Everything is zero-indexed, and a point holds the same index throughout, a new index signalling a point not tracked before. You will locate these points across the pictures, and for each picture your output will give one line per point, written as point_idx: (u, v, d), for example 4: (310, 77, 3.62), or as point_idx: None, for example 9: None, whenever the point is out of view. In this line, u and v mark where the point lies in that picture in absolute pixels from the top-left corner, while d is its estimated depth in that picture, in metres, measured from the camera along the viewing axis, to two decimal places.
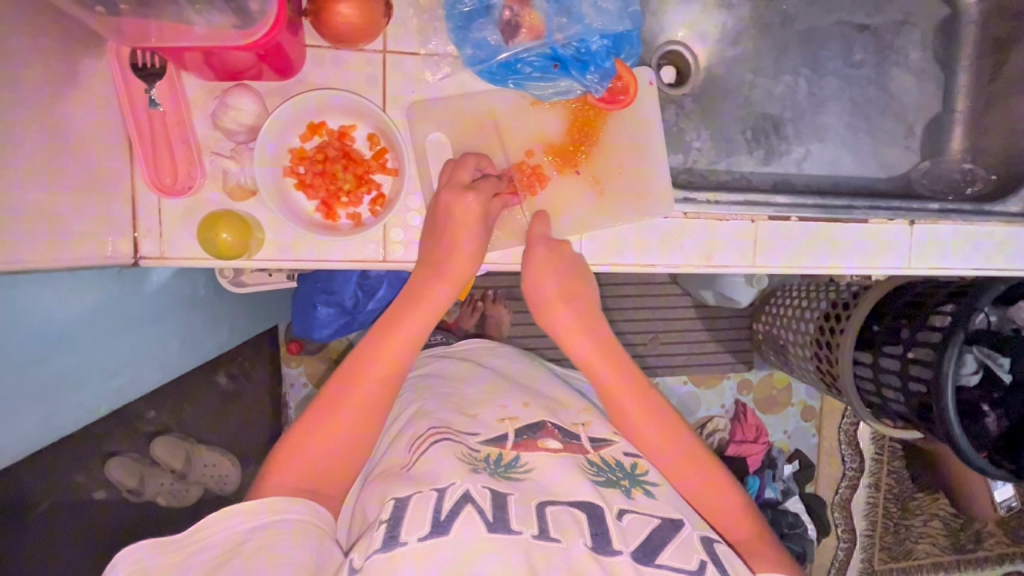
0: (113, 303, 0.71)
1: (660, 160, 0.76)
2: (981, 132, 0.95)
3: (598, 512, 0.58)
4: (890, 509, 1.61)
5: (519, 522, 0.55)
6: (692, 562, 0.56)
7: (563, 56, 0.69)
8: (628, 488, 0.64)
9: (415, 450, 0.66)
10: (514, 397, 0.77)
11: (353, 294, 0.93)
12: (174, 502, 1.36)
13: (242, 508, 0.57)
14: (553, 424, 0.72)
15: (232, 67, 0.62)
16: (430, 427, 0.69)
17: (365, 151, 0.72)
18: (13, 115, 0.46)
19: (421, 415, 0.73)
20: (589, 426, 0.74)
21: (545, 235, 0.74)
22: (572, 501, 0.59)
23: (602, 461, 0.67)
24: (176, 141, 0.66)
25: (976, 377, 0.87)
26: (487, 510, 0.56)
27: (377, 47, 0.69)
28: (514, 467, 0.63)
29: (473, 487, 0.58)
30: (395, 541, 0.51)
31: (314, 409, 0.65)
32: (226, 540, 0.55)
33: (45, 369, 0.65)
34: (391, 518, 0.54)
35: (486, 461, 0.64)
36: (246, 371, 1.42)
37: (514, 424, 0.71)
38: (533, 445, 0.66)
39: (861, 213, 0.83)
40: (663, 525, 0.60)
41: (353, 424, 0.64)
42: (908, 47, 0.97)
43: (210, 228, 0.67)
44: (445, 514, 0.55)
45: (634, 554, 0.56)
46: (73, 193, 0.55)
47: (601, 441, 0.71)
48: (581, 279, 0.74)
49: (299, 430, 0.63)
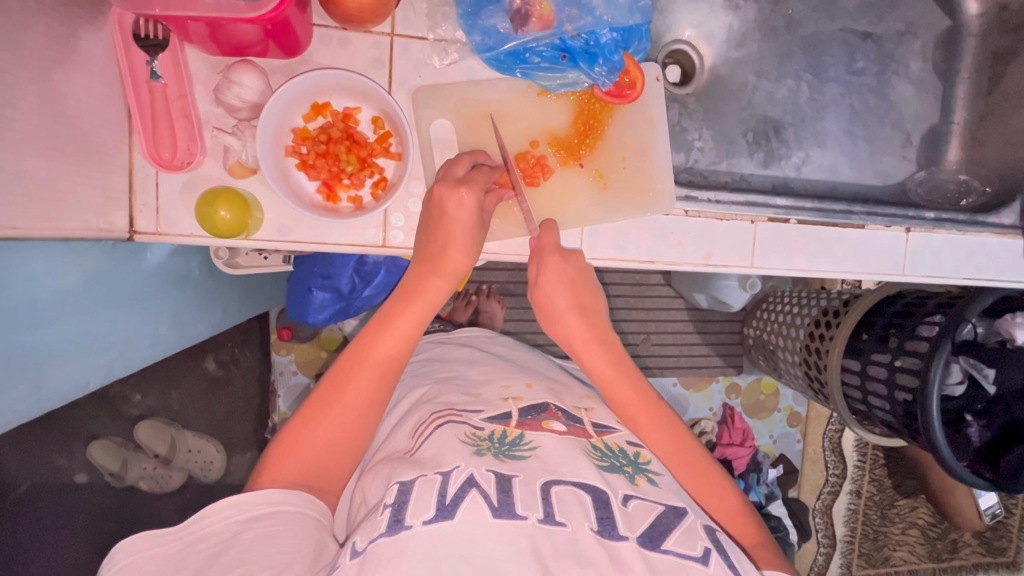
0: (103, 277, 0.70)
1: (664, 157, 0.76)
2: (978, 145, 0.97)
3: (603, 496, 0.58)
4: (869, 516, 1.63)
5: (524, 507, 0.55)
6: (697, 548, 0.57)
7: (572, 48, 0.70)
8: (632, 474, 0.64)
9: (419, 436, 0.66)
10: (518, 377, 0.77)
11: (350, 279, 0.92)
12: (156, 489, 1.35)
13: (236, 500, 0.56)
14: (558, 407, 0.71)
15: (238, 42, 0.61)
16: (434, 411, 0.69)
17: (369, 135, 0.71)
18: (10, 75, 0.45)
19: (421, 402, 0.73)
20: (592, 411, 0.73)
21: (554, 244, 0.73)
22: (578, 482, 0.59)
23: (606, 447, 0.67)
24: (177, 114, 0.65)
25: (961, 387, 0.88)
26: (492, 495, 0.55)
27: (385, 30, 0.69)
28: (518, 445, 0.63)
29: (477, 470, 0.58)
30: (400, 525, 0.52)
31: (314, 398, 0.64)
32: (225, 529, 0.54)
33: (37, 343, 0.62)
34: (397, 502, 0.54)
35: (490, 440, 0.63)
36: (235, 357, 1.39)
37: (517, 403, 0.70)
38: (537, 425, 0.66)
39: (859, 220, 0.85)
40: (668, 511, 0.60)
41: (350, 421, 0.64)
42: (909, 57, 0.98)
43: (209, 203, 0.66)
44: (450, 497, 0.54)
45: (640, 539, 0.56)
46: (71, 171, 0.55)
47: (605, 427, 0.70)
48: (589, 286, 0.75)
49: (296, 423, 0.63)
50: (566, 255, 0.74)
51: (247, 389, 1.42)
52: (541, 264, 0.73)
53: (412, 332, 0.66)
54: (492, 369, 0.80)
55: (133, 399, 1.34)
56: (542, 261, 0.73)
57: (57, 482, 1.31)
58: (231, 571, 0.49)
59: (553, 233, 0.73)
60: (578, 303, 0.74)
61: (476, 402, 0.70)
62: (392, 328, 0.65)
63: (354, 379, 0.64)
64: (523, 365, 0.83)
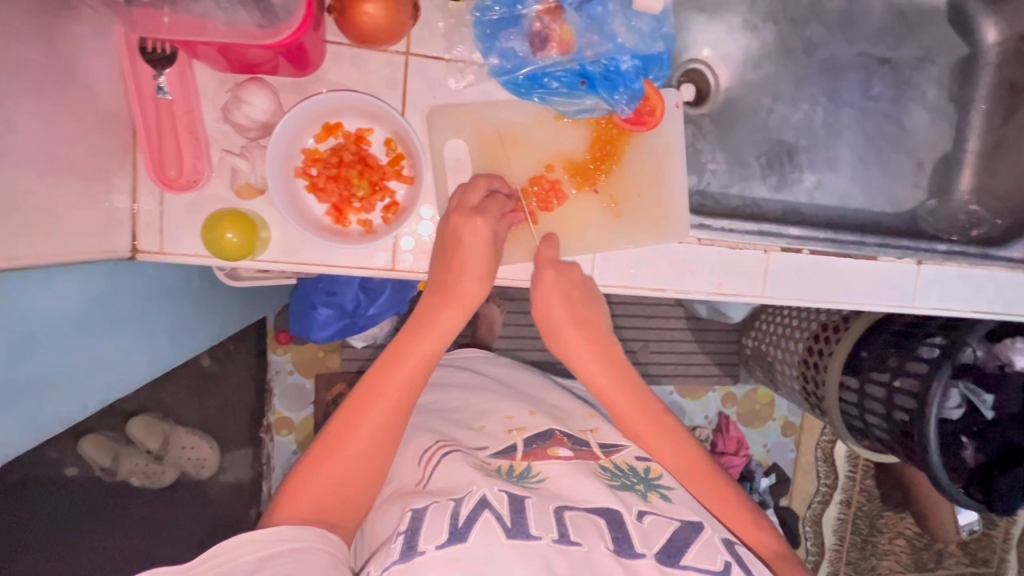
0: (108, 297, 0.69)
1: (681, 185, 0.74)
2: (990, 175, 0.96)
3: (617, 517, 0.60)
4: (859, 527, 1.64)
5: (538, 527, 0.56)
6: (717, 563, 0.58)
7: (591, 74, 0.68)
8: (644, 492, 0.67)
9: (426, 465, 0.67)
10: (521, 406, 0.78)
11: (354, 297, 0.90)
12: (148, 484, 1.34)
13: (250, 537, 0.55)
14: (563, 433, 0.73)
15: (250, 61, 0.59)
16: (440, 442, 0.71)
17: (381, 157, 0.70)
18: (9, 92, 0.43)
19: (418, 431, 0.75)
20: (597, 432, 0.77)
21: (552, 259, 0.72)
22: (590, 506, 0.61)
23: (614, 467, 0.70)
24: (183, 133, 0.63)
25: (959, 411, 0.88)
26: (505, 516, 0.56)
27: (400, 49, 0.67)
28: (527, 477, 0.64)
29: (490, 491, 0.59)
30: (413, 551, 0.52)
31: (326, 435, 0.64)
32: (238, 568, 0.53)
33: (37, 365, 0.60)
34: (409, 529, 0.55)
35: (498, 472, 0.65)
36: (229, 353, 1.36)
37: (522, 434, 0.72)
38: (544, 454, 0.68)
39: (871, 250, 0.84)
40: (684, 526, 0.62)
41: (363, 456, 0.63)
42: (925, 84, 0.98)
43: (215, 226, 0.64)
44: (463, 520, 0.55)
45: (657, 555, 0.58)
46: (74, 190, 0.53)
47: (611, 448, 0.74)
48: (590, 299, 0.73)
49: (310, 460, 0.63)
50: (565, 268, 0.72)
51: (241, 388, 1.39)
52: (537, 277, 0.72)
53: (423, 365, 0.66)
54: (493, 399, 0.80)
55: (126, 398, 1.33)
56: (539, 274, 0.71)
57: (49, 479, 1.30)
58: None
59: (553, 247, 0.72)
60: (577, 316, 0.73)
61: (480, 438, 0.73)
62: (405, 362, 0.66)
63: (369, 413, 0.64)
64: (527, 395, 0.83)
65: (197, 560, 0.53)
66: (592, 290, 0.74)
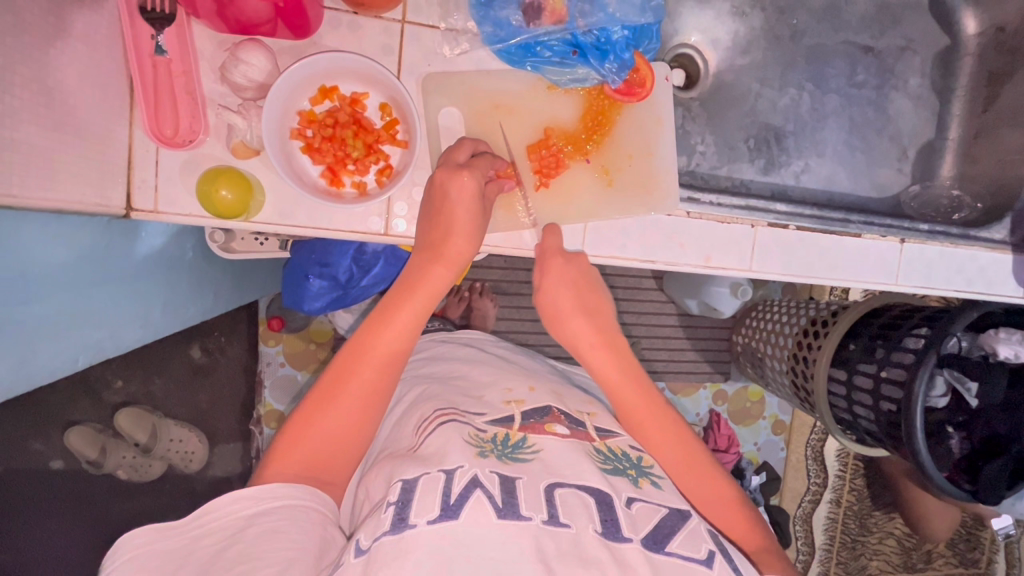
0: (99, 254, 0.72)
1: (670, 156, 0.77)
2: (972, 161, 0.97)
3: (607, 499, 0.58)
4: (849, 525, 1.64)
5: (528, 508, 0.54)
6: (701, 551, 0.57)
7: (583, 44, 0.71)
8: (635, 477, 0.64)
9: (422, 433, 0.66)
10: (520, 379, 0.77)
11: (348, 268, 0.93)
12: (134, 476, 1.33)
13: (247, 493, 0.56)
14: (560, 410, 0.71)
15: (247, 20, 0.59)
16: (436, 409, 0.69)
17: (376, 121, 0.71)
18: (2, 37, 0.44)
19: (421, 401, 0.73)
20: (595, 416, 0.73)
21: (556, 247, 0.72)
22: (581, 485, 0.59)
23: (608, 450, 0.67)
24: (180, 90, 0.64)
25: (944, 399, 0.87)
26: (496, 495, 0.55)
27: (397, 16, 0.69)
28: (521, 448, 0.63)
29: (480, 470, 0.57)
30: (404, 524, 0.51)
31: (314, 396, 0.64)
32: (231, 524, 0.54)
33: (25, 315, 0.64)
34: (400, 501, 0.54)
35: (493, 442, 0.63)
36: (222, 346, 1.35)
37: (520, 406, 0.70)
38: (540, 428, 0.66)
39: (856, 227, 0.87)
40: (671, 514, 0.60)
41: (354, 414, 0.63)
42: (908, 73, 1.00)
43: (210, 183, 0.66)
44: (454, 498, 0.54)
45: (644, 541, 0.55)
46: (71, 142, 0.54)
47: (607, 431, 0.70)
48: (594, 288, 0.74)
49: (301, 418, 0.63)
50: (569, 259, 0.74)
51: (232, 379, 1.37)
52: (544, 266, 0.73)
53: (415, 324, 0.66)
54: (494, 370, 0.80)
55: (115, 385, 1.32)
56: (544, 265, 0.73)
57: (35, 465, 1.31)
58: (236, 566, 0.48)
59: (556, 238, 0.75)
60: (585, 306, 0.72)
61: (479, 405, 0.71)
62: (393, 322, 0.65)
63: (358, 371, 0.64)
64: (532, 371, 0.83)
65: (189, 517, 0.54)
66: (597, 282, 0.74)
